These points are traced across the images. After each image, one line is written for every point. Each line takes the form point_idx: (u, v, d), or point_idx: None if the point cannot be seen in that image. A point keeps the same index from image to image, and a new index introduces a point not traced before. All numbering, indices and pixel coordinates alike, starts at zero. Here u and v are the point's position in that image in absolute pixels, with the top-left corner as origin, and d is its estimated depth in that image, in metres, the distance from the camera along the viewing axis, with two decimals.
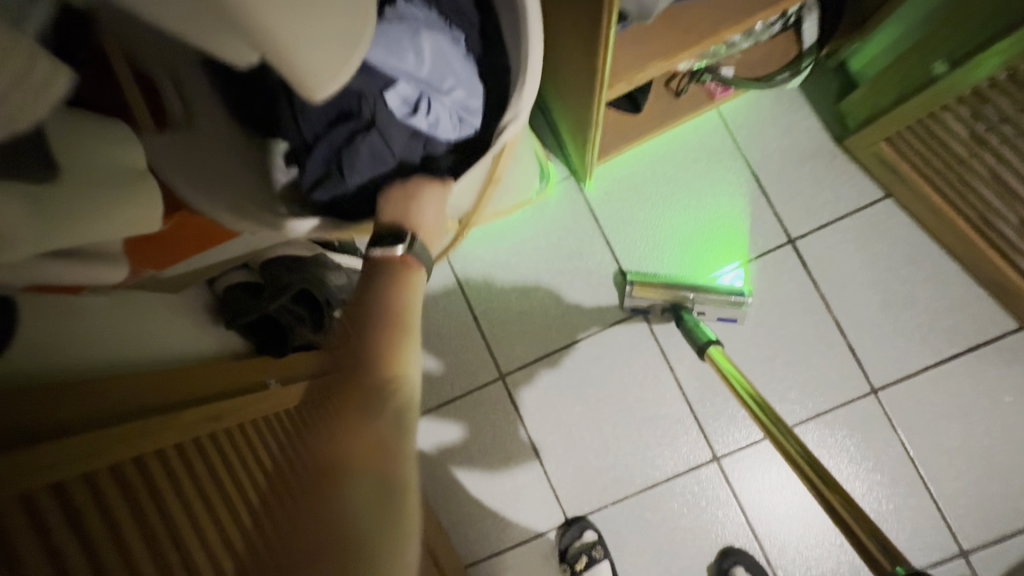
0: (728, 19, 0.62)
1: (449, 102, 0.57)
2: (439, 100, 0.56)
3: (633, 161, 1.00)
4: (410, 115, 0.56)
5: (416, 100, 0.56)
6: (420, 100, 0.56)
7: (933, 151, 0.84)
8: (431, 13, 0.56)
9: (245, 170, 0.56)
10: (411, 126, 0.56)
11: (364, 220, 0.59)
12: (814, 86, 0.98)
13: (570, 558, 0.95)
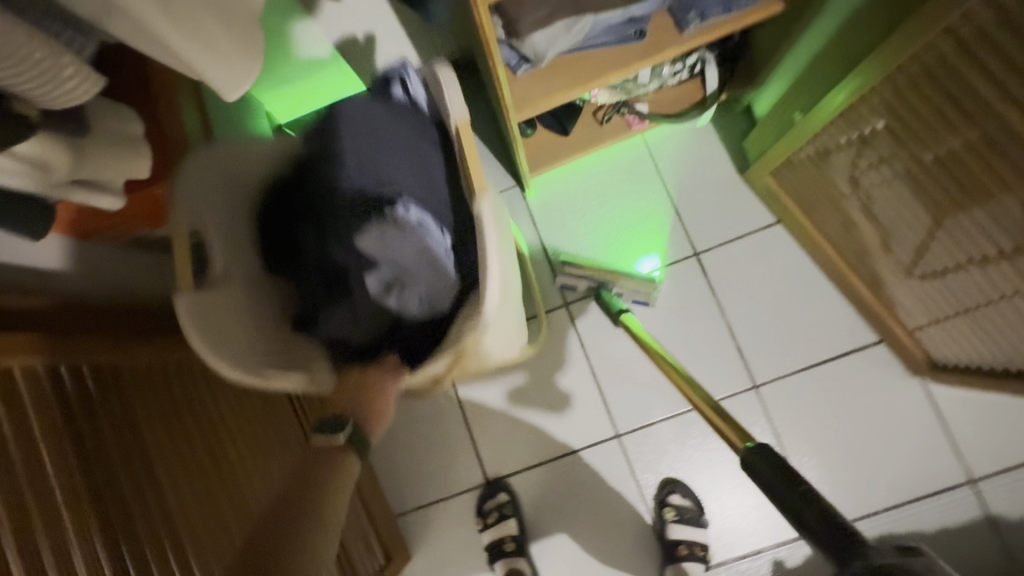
0: (617, 66, 0.80)
1: (418, 293, 0.73)
2: (412, 289, 0.73)
3: (567, 176, 1.18)
4: (385, 291, 0.73)
5: (393, 282, 0.73)
6: (398, 286, 0.73)
7: (812, 189, 1.01)
8: (424, 216, 0.71)
9: (260, 275, 0.76)
10: (384, 303, 0.74)
11: (313, 203, 0.75)
12: (723, 125, 1.16)
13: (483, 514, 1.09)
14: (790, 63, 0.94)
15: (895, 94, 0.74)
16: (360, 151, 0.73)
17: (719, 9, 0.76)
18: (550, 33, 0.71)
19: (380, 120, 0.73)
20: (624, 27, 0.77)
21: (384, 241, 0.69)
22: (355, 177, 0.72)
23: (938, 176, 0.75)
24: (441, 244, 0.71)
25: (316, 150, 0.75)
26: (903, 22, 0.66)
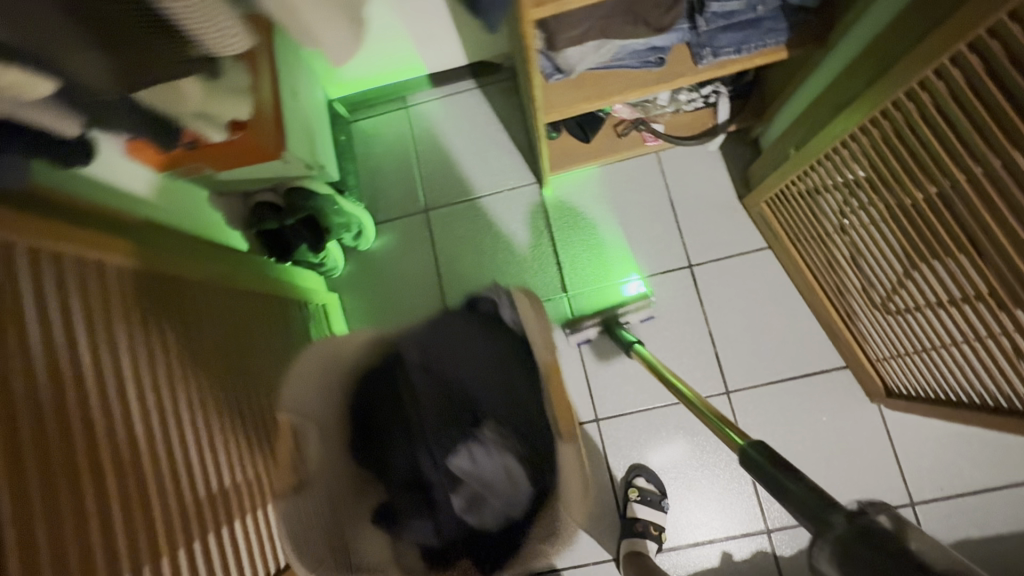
0: (636, 87, 0.92)
1: (493, 508, 0.76)
2: (489, 503, 0.76)
3: (582, 182, 1.31)
4: (465, 512, 0.76)
5: (469, 497, 0.77)
6: (476, 500, 0.77)
7: (799, 224, 1.12)
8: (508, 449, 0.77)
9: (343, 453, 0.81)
10: (462, 520, 0.77)
11: None
12: (730, 154, 1.27)
13: None
14: (793, 105, 1.06)
15: (871, 146, 0.85)
16: (442, 360, 0.79)
17: (730, 49, 0.88)
18: (583, 50, 0.83)
19: (458, 326, 0.79)
20: (647, 53, 0.89)
21: (472, 460, 0.77)
22: (433, 403, 0.80)
23: (912, 221, 0.85)
24: (518, 454, 0.77)
25: (399, 379, 0.81)
26: (878, 79, 0.78)
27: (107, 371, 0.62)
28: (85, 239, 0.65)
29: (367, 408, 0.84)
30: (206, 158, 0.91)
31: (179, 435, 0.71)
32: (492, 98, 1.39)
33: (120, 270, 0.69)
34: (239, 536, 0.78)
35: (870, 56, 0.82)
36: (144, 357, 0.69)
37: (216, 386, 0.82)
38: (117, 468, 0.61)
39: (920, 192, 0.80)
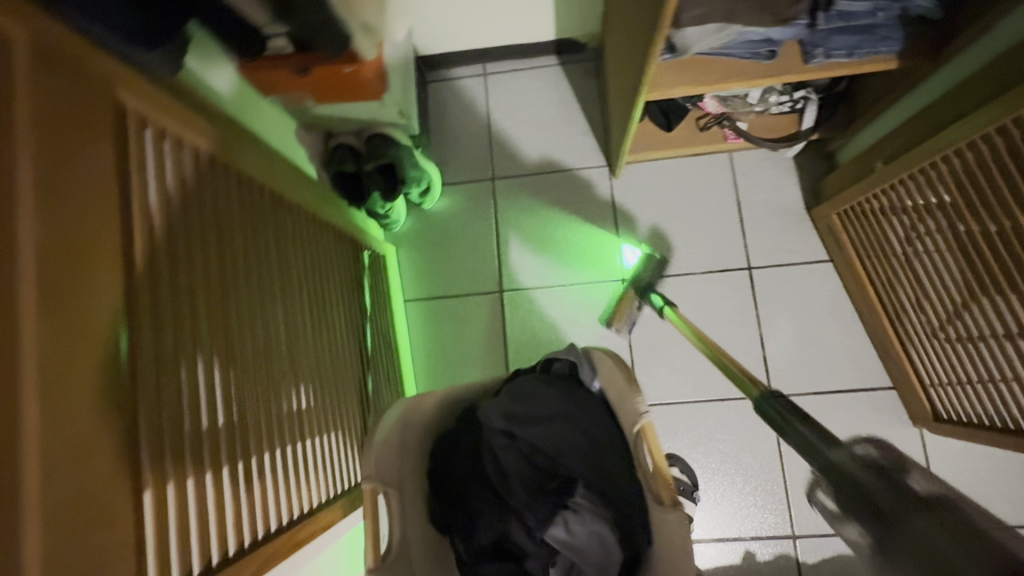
0: (742, 77, 0.93)
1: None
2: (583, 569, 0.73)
3: (653, 172, 1.32)
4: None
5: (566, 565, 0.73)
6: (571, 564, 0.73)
7: (867, 241, 1.13)
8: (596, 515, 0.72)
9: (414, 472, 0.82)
10: None
11: None
12: (804, 164, 1.28)
13: None
14: (888, 118, 1.07)
15: (959, 171, 0.87)
16: (527, 419, 0.79)
17: (842, 52, 0.88)
18: (702, 31, 0.83)
19: (541, 390, 0.81)
20: (759, 45, 0.89)
21: (567, 530, 0.71)
22: (524, 473, 0.76)
23: (987, 251, 0.87)
24: (608, 517, 0.72)
25: (482, 444, 0.79)
26: (984, 105, 0.80)
27: (209, 263, 0.62)
28: (212, 140, 0.67)
29: (449, 445, 0.84)
30: (309, 86, 0.91)
31: (270, 345, 0.73)
32: (573, 77, 1.40)
33: (205, 155, 0.65)
34: (303, 453, 0.79)
35: (982, 79, 0.82)
36: (228, 256, 0.66)
37: (286, 306, 0.79)
38: (199, 371, 0.57)
39: (1000, 224, 0.82)
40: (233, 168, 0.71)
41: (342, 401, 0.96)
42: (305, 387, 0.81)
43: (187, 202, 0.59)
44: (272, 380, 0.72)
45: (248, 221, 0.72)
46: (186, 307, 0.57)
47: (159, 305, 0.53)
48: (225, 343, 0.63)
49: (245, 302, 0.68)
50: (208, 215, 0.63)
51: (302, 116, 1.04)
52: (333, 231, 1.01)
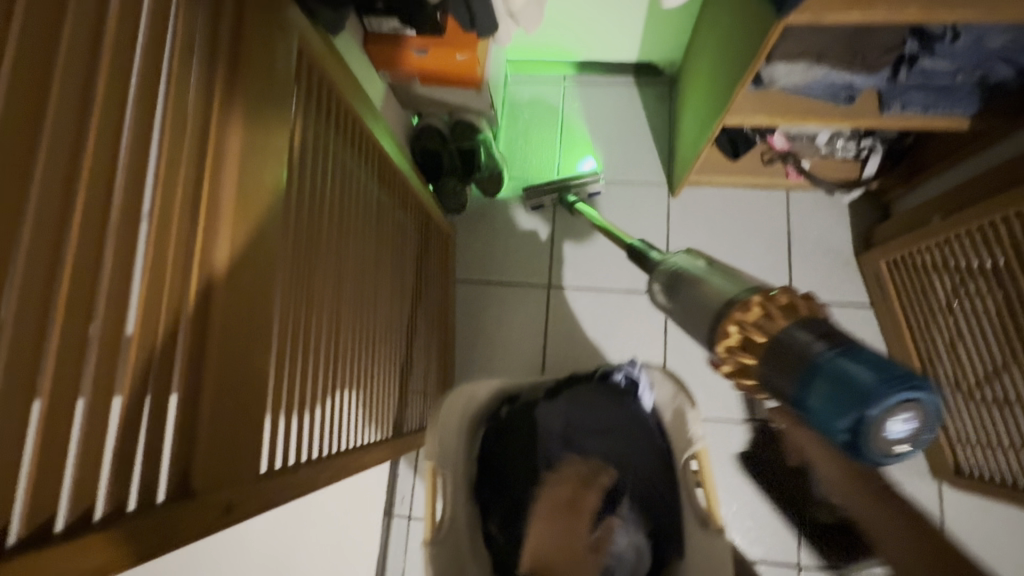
0: (818, 116, 0.99)
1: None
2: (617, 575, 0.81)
3: (711, 196, 1.38)
4: None
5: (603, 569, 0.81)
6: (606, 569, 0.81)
7: (911, 292, 1.18)
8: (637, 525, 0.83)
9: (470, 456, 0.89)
10: None
11: None
12: (858, 210, 1.33)
13: None
14: (952, 175, 1.10)
15: (1007, 238, 0.93)
16: (586, 429, 0.90)
17: (917, 107, 0.94)
18: (790, 68, 0.89)
19: (600, 405, 0.91)
20: (840, 89, 0.95)
21: (613, 533, 0.82)
22: (578, 470, 0.85)
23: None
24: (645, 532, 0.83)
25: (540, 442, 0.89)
26: None
27: (316, 202, 0.66)
28: (335, 87, 0.71)
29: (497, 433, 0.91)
30: (421, 65, 1.00)
31: (348, 295, 0.77)
32: (646, 96, 1.47)
33: (327, 98, 0.69)
34: (359, 397, 0.84)
35: None
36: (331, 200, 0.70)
37: (366, 257, 0.84)
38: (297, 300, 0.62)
39: None
40: (345, 118, 0.75)
41: (393, 358, 1.01)
42: (368, 335, 0.87)
43: (310, 145, 0.64)
44: (347, 321, 0.77)
45: (348, 169, 0.76)
46: (296, 240, 0.61)
47: (303, 225, 0.62)
48: (318, 278, 0.67)
49: (337, 245, 0.73)
50: (320, 157, 0.68)
51: (402, 93, 1.13)
52: (409, 199, 1.06)
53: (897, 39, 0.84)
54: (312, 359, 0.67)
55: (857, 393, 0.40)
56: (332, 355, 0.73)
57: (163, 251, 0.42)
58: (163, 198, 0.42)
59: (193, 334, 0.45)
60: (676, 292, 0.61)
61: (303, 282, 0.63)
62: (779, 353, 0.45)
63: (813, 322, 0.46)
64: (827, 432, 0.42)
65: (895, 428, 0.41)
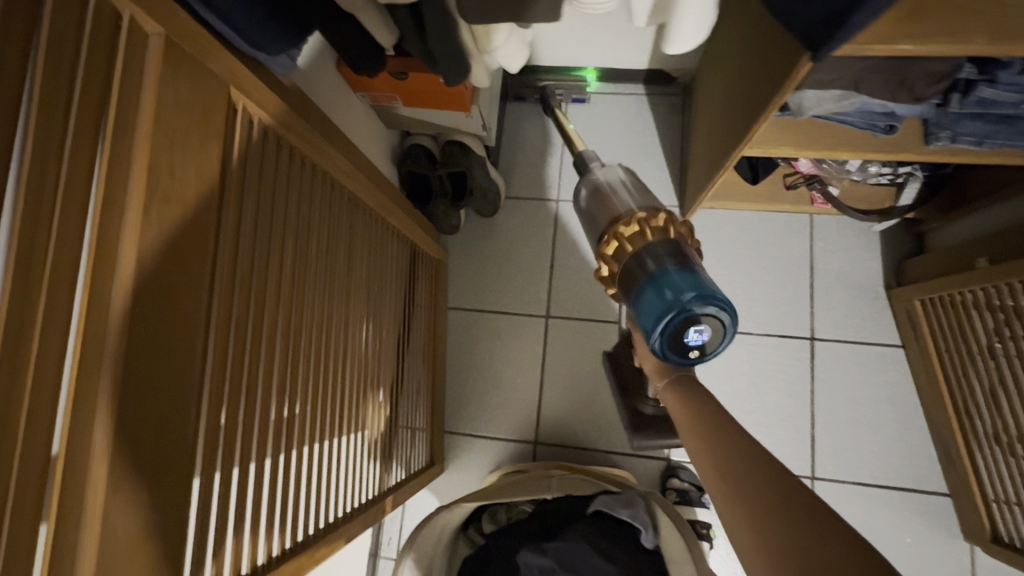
0: (852, 147, 0.87)
1: None
2: None
3: (727, 221, 1.26)
4: None
5: None
6: None
7: (948, 335, 1.06)
8: None
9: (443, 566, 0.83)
10: None
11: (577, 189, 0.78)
12: (891, 240, 1.21)
13: (667, 492, 1.16)
14: (998, 211, 0.98)
15: None
16: None
17: (970, 138, 0.81)
18: (821, 96, 0.77)
19: (590, 557, 0.73)
20: (878, 118, 0.83)
21: None
22: None
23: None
24: None
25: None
26: None
27: (256, 271, 0.57)
28: (289, 125, 0.62)
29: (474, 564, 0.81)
30: (402, 88, 0.91)
31: (303, 370, 0.68)
32: (658, 107, 1.35)
33: (273, 139, 0.60)
34: (324, 469, 0.76)
35: None
36: (279, 270, 0.61)
37: (328, 315, 0.74)
38: (228, 391, 0.54)
39: None
40: (301, 166, 0.66)
41: (371, 410, 0.93)
42: (336, 397, 0.78)
43: (246, 205, 0.54)
44: (305, 390, 0.69)
45: (307, 221, 0.67)
46: (224, 326, 0.52)
47: (236, 308, 0.54)
48: (260, 357, 0.58)
49: (289, 311, 0.64)
50: (266, 217, 0.58)
51: (386, 112, 1.03)
52: (389, 235, 0.96)
53: (951, 67, 0.71)
54: (257, 449, 0.59)
55: (673, 300, 0.54)
56: (286, 435, 0.65)
57: (14, 400, 0.32)
58: (11, 338, 0.32)
59: (66, 493, 0.36)
60: (592, 198, 0.69)
61: (236, 372, 0.55)
62: (630, 268, 0.59)
63: (676, 242, 0.58)
64: (646, 331, 0.56)
65: (692, 335, 0.55)
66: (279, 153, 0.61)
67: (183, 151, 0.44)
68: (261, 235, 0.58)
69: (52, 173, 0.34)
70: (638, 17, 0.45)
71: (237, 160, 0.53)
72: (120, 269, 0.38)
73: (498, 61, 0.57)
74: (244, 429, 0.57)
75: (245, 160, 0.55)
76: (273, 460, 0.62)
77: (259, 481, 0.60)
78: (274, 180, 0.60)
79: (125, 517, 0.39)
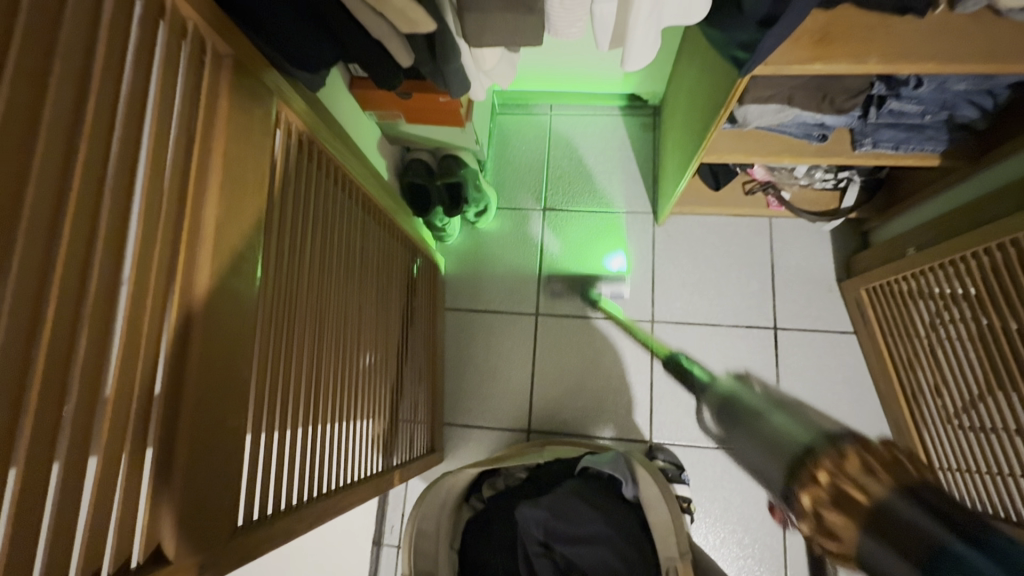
0: (793, 153, 1.02)
1: None
2: None
3: (695, 225, 1.40)
4: None
5: None
6: None
7: (892, 319, 1.20)
8: None
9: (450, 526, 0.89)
10: None
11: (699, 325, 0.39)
12: (840, 238, 1.35)
13: None
14: (925, 208, 1.13)
15: (985, 268, 0.93)
16: (568, 537, 0.80)
17: (889, 144, 0.96)
18: (762, 110, 0.91)
19: (577, 505, 0.83)
20: (812, 128, 0.98)
21: None
22: None
23: (999, 345, 0.94)
24: None
25: (518, 542, 0.82)
26: (1012, 214, 0.87)
27: (292, 252, 0.68)
28: (316, 132, 0.73)
29: (478, 523, 0.90)
30: (405, 106, 1.04)
31: (325, 345, 0.77)
32: (631, 126, 1.50)
33: (304, 143, 0.71)
34: (340, 439, 0.85)
35: (1010, 190, 0.90)
36: (308, 253, 0.71)
37: (345, 300, 0.84)
38: (272, 350, 0.64)
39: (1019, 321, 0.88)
40: (325, 167, 0.77)
41: (378, 393, 1.02)
42: (350, 375, 0.88)
43: (286, 195, 0.66)
44: (326, 362, 0.78)
45: (329, 216, 0.78)
46: (270, 294, 0.63)
47: (279, 282, 0.64)
48: (294, 326, 0.68)
49: (315, 291, 0.74)
50: (299, 207, 0.69)
51: (389, 129, 1.15)
52: (395, 236, 1.07)
53: (864, 83, 0.87)
54: (291, 405, 0.68)
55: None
56: (312, 400, 0.74)
57: (138, 326, 0.43)
58: (139, 277, 0.43)
59: (166, 406, 0.46)
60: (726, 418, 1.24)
61: (277, 336, 0.65)
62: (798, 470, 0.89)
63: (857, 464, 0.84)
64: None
65: None
66: (308, 156, 0.72)
67: (246, 146, 0.55)
68: (296, 222, 0.68)
69: (162, 156, 0.45)
70: (602, 42, 0.58)
71: (280, 157, 0.64)
72: (204, 234, 0.49)
73: (494, 79, 0.70)
74: (283, 386, 0.66)
75: (284, 159, 0.66)
76: (302, 420, 0.71)
77: (291, 433, 0.69)
78: (305, 177, 0.71)
79: (205, 431, 0.48)
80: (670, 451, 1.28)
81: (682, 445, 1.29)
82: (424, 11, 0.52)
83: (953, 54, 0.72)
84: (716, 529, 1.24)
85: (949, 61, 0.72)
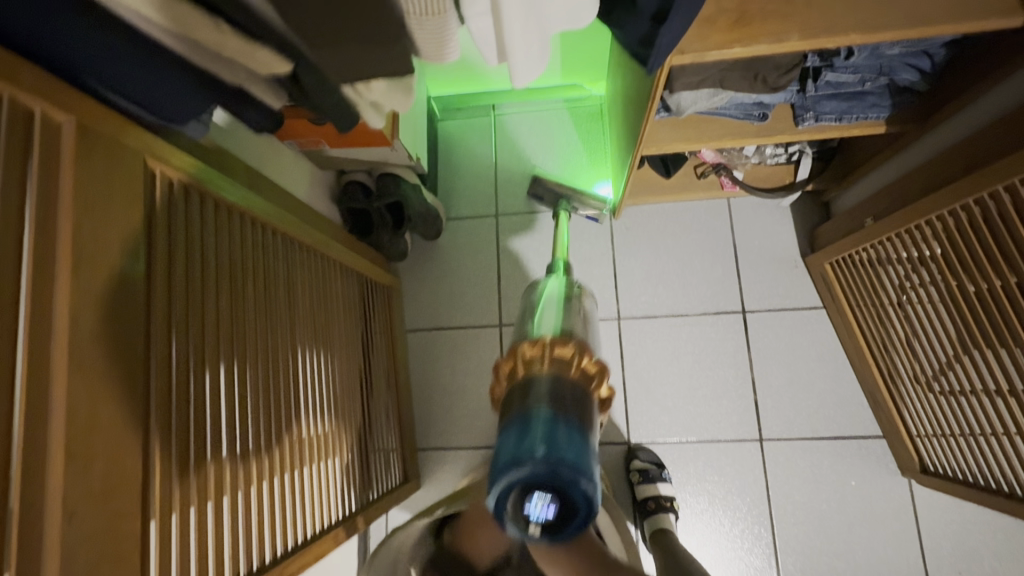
0: (735, 136, 0.97)
1: None
2: None
3: (653, 214, 1.36)
4: None
5: None
6: None
7: (857, 288, 1.16)
8: None
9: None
10: None
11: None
12: (801, 212, 1.32)
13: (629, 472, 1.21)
14: (878, 174, 1.10)
15: (941, 233, 0.91)
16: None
17: (832, 116, 0.92)
18: (694, 96, 0.86)
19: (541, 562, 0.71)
20: (751, 107, 0.93)
21: None
22: None
23: (959, 310, 0.91)
24: None
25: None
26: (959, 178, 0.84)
27: (192, 316, 0.62)
28: (208, 179, 0.68)
29: None
30: (324, 131, 0.98)
31: (252, 404, 0.72)
32: (577, 117, 1.45)
33: (196, 193, 0.66)
34: (295, 492, 0.82)
35: (954, 155, 0.87)
36: (213, 314, 0.66)
37: (272, 347, 0.79)
38: (179, 428, 0.59)
39: (978, 284, 0.85)
40: (228, 217, 0.72)
41: (336, 436, 0.98)
42: (293, 426, 0.83)
43: (176, 257, 0.60)
44: (257, 419, 0.73)
45: (239, 266, 0.72)
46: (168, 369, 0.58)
47: (178, 352, 0.59)
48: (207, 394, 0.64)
49: (229, 348, 0.69)
50: (197, 267, 0.64)
51: (317, 155, 1.09)
52: (331, 266, 1.01)
53: (795, 58, 0.82)
54: (213, 476, 0.64)
55: (525, 452, 0.45)
56: (242, 465, 0.69)
57: None
58: None
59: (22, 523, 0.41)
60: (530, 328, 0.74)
61: (183, 407, 0.60)
62: (518, 388, 0.53)
63: (558, 379, 0.53)
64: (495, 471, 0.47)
65: (537, 507, 0.46)
66: (204, 207, 0.67)
67: (105, 218, 0.50)
68: (194, 282, 0.63)
69: None
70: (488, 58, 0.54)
71: (162, 217, 0.59)
72: (56, 326, 0.45)
73: (389, 104, 0.64)
74: (201, 459, 0.62)
75: (172, 218, 0.61)
76: (231, 489, 0.67)
77: (219, 507, 0.64)
78: (202, 232, 0.66)
79: (79, 540, 0.44)
80: (650, 450, 1.25)
81: (661, 440, 1.25)
82: (271, 50, 0.47)
83: (875, 21, 0.68)
84: (704, 524, 1.21)
85: (871, 30, 0.67)
